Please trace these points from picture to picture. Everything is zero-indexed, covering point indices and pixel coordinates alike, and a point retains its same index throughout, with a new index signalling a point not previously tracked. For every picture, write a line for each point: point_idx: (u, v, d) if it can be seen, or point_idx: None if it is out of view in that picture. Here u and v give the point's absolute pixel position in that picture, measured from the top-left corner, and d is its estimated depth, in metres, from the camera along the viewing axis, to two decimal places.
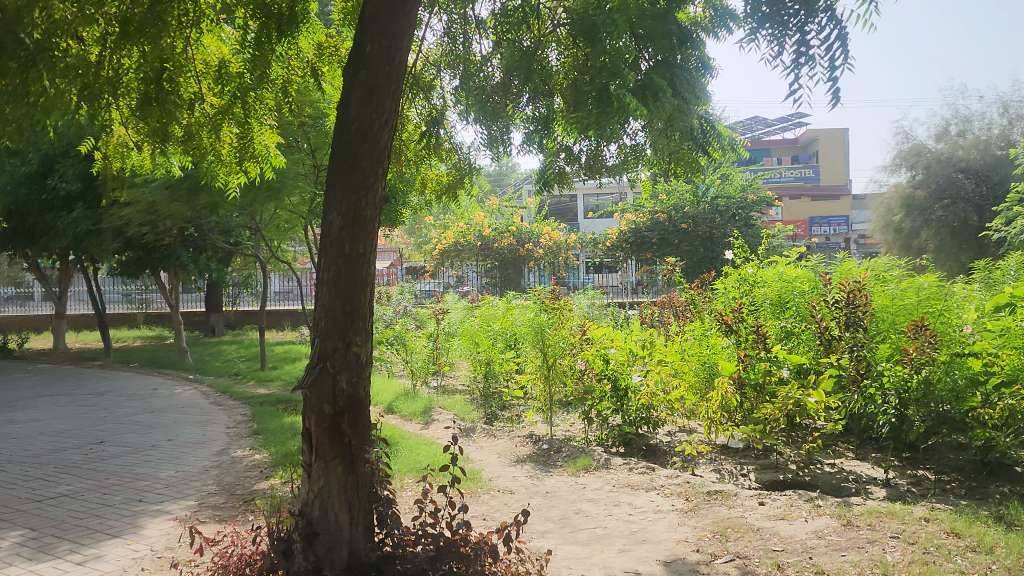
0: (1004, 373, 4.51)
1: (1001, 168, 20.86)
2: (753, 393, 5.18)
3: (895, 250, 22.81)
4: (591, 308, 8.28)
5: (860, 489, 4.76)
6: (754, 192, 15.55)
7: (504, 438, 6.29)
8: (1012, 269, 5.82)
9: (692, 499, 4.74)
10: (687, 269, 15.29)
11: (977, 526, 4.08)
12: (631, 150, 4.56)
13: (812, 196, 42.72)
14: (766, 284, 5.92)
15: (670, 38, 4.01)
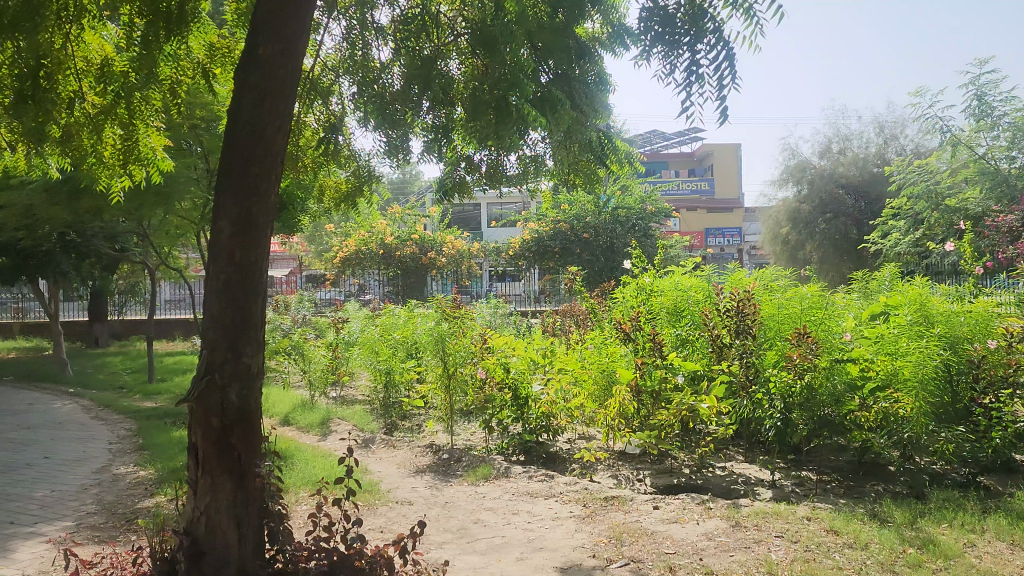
0: (879, 378, 4.88)
1: (877, 185, 22.24)
2: (649, 400, 5.27)
3: (782, 262, 23.84)
4: (493, 316, 8.32)
5: (748, 491, 4.94)
6: (652, 204, 15.90)
7: (403, 449, 6.23)
8: (887, 280, 6.19)
9: (590, 505, 4.81)
10: (588, 278, 15.55)
11: (854, 524, 4.30)
12: (531, 161, 4.57)
13: (708, 208, 44.35)
14: (663, 293, 6.05)
15: (568, 52, 4.17)
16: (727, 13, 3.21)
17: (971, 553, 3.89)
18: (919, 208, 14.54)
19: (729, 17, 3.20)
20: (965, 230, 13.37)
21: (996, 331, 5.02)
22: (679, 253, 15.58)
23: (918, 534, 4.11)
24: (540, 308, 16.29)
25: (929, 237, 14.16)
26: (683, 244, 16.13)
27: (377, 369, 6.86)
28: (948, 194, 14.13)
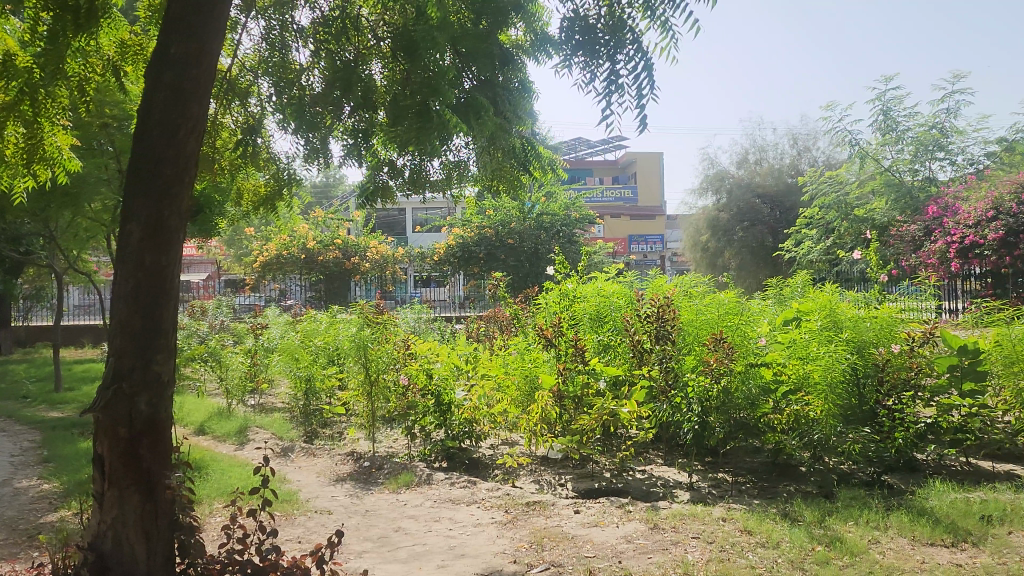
0: (790, 381, 5.10)
1: (791, 196, 23.06)
2: (573, 404, 5.33)
3: (702, 268, 24.27)
4: (417, 322, 8.27)
5: (666, 493, 5.04)
6: (577, 210, 16.15)
7: (324, 456, 6.14)
8: (799, 286, 6.42)
9: (511, 511, 4.82)
10: (512, 284, 15.63)
11: (767, 523, 4.43)
12: (454, 166, 4.56)
13: (631, 215, 45.19)
14: (585, 300, 6.11)
15: (491, 59, 4.14)
16: (646, 25, 3.28)
17: (875, 549, 4.05)
18: (830, 218, 15.18)
19: (647, 30, 3.28)
20: (871, 239, 14.06)
21: (899, 335, 5.26)
22: (602, 259, 15.83)
23: (827, 532, 4.26)
24: (465, 314, 16.32)
25: (840, 246, 14.80)
26: (606, 250, 16.38)
27: (297, 376, 6.73)
28: (857, 205, 14.83)
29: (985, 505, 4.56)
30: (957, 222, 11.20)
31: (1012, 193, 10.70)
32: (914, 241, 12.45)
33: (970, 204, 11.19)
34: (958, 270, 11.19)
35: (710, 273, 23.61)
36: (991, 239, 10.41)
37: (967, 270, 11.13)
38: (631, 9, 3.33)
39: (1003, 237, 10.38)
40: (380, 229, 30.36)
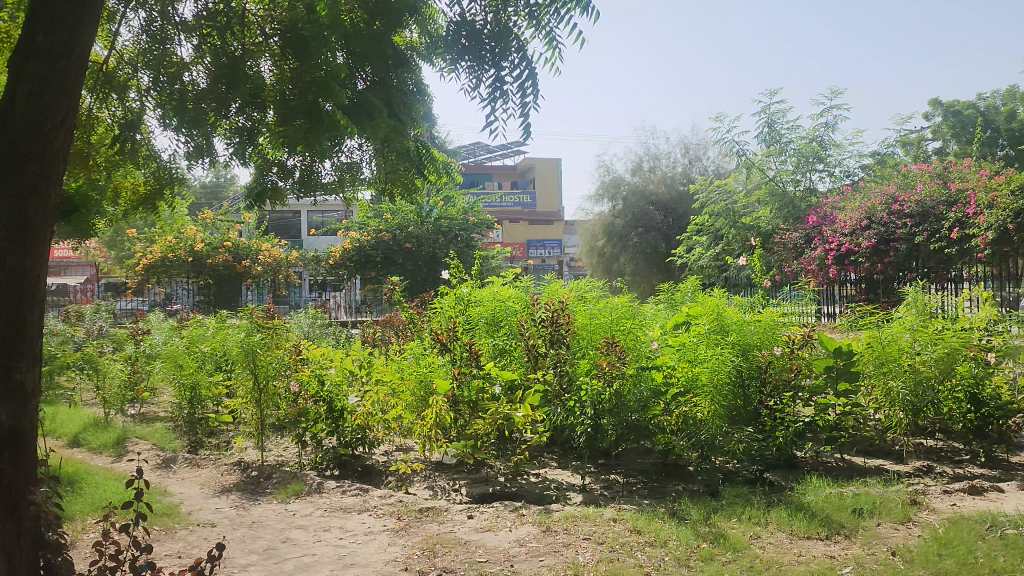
0: (679, 383, 5.21)
1: (683, 203, 23.80)
2: (467, 409, 5.30)
3: (598, 274, 24.84)
4: (310, 327, 8.11)
5: (559, 496, 5.08)
6: (475, 215, 16.19)
7: (209, 467, 5.91)
8: (688, 291, 6.62)
9: (404, 517, 4.76)
10: (409, 289, 15.47)
11: (656, 522, 4.53)
12: (346, 167, 4.24)
13: (532, 221, 45.71)
14: (481, 303, 6.10)
15: (386, 60, 3.78)
16: (531, 34, 3.32)
17: (756, 544, 4.20)
18: (718, 225, 15.69)
19: (533, 38, 3.32)
20: (757, 246, 14.69)
21: (781, 338, 5.49)
22: (498, 262, 15.94)
23: (712, 529, 4.39)
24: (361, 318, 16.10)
25: (728, 252, 15.36)
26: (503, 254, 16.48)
27: (180, 384, 6.45)
28: (743, 213, 15.47)
29: (857, 498, 4.80)
30: (835, 230, 11.91)
31: (884, 204, 11.28)
32: (795, 248, 13.15)
33: (846, 213, 11.84)
34: (835, 276, 11.87)
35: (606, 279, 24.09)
36: (865, 246, 10.99)
37: (844, 277, 11.80)
38: (517, 16, 3.36)
39: (875, 245, 10.94)
40: (274, 232, 29.59)
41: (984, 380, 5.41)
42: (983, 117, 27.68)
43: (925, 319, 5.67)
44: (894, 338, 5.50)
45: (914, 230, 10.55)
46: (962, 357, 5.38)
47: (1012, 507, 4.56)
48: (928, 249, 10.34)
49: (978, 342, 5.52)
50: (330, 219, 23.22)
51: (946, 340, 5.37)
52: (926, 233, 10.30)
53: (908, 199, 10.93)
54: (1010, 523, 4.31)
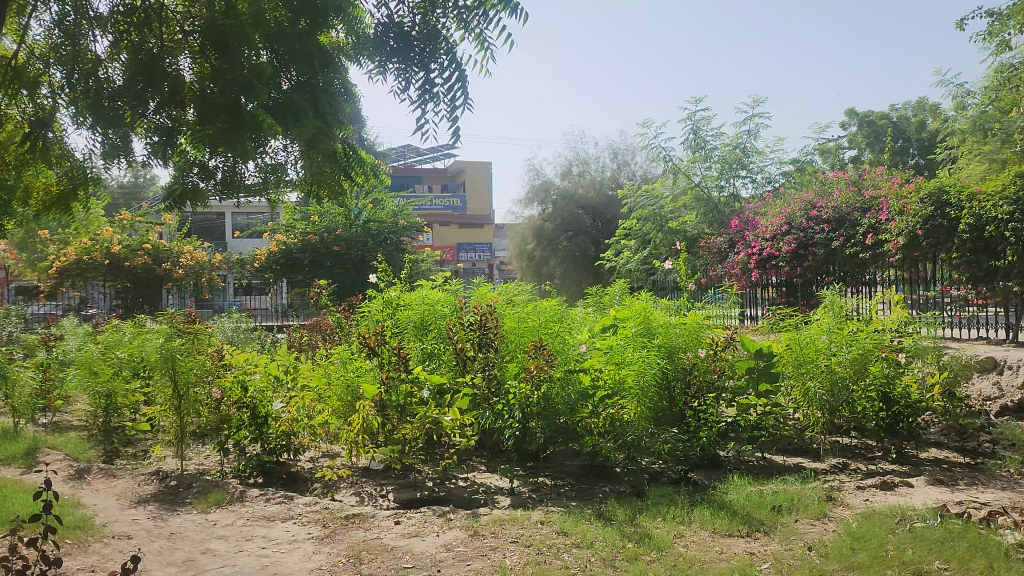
0: (607, 386, 5.27)
1: (611, 207, 24.10)
2: (394, 414, 5.25)
3: (527, 277, 24.95)
4: (234, 332, 7.93)
5: (488, 499, 5.08)
6: (404, 218, 16.06)
7: (125, 477, 5.72)
8: (616, 294, 6.71)
9: (330, 525, 4.69)
10: (338, 292, 15.25)
11: (582, 524, 4.57)
12: (271, 170, 3.83)
13: (463, 224, 45.68)
14: (410, 307, 6.02)
15: (311, 61, 3.60)
16: (460, 35, 3.34)
17: (679, 543, 4.28)
18: (646, 230, 15.93)
19: (461, 39, 3.34)
20: (683, 250, 15.01)
21: (705, 341, 5.66)
22: (429, 266, 15.89)
23: (637, 529, 4.45)
24: (288, 322, 15.84)
25: (655, 256, 15.64)
26: (433, 257, 16.41)
27: (95, 392, 6.21)
28: (670, 217, 15.74)
29: (776, 496, 4.94)
30: (757, 235, 12.29)
31: (803, 210, 11.66)
32: (720, 252, 13.49)
33: (768, 219, 12.20)
34: (759, 279, 12.09)
35: (536, 282, 24.25)
36: (785, 251, 11.36)
37: (766, 280, 12.17)
38: (446, 18, 3.35)
39: (795, 250, 11.34)
40: (197, 234, 28.81)
41: (896, 380, 5.60)
42: (895, 127, 28.87)
43: (840, 321, 5.85)
44: (812, 340, 5.67)
45: (831, 235, 10.89)
46: (875, 357, 5.59)
47: (920, 501, 4.77)
48: (845, 254, 10.64)
49: (890, 343, 5.72)
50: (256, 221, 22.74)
51: (860, 341, 5.56)
52: (842, 238, 10.64)
53: (826, 205, 11.32)
54: (918, 516, 4.50)
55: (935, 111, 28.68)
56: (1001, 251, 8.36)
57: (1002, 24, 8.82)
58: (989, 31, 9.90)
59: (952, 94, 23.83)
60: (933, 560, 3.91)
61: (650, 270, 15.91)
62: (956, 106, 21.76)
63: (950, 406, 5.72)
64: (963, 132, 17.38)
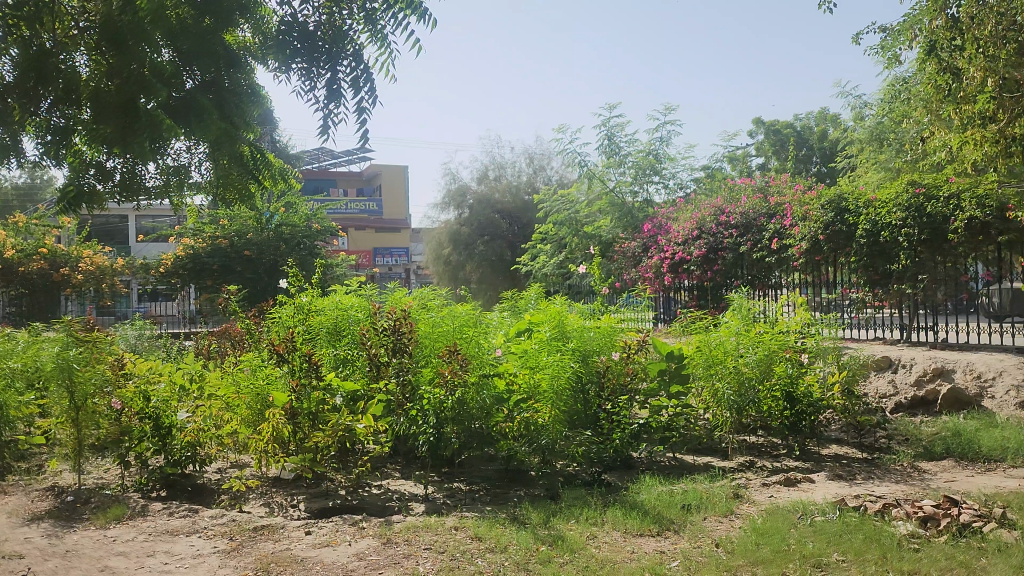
0: (522, 391, 5.33)
1: (527, 212, 24.32)
2: (306, 422, 5.09)
3: (443, 282, 24.89)
4: (138, 340, 7.65)
5: (401, 507, 5.02)
6: (318, 222, 15.78)
7: (17, 494, 5.42)
8: (532, 299, 6.75)
9: (237, 538, 4.54)
10: (249, 297, 14.68)
11: (497, 528, 4.57)
12: (173, 172, 3.69)
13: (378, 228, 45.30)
14: (322, 312, 5.92)
15: (216, 59, 3.42)
16: (366, 38, 3.34)
17: (592, 544, 4.33)
18: (562, 234, 16.11)
19: (368, 43, 3.34)
20: (597, 255, 15.26)
21: (618, 344, 5.75)
22: (344, 270, 15.66)
23: (550, 532, 4.48)
24: (197, 329, 15.32)
25: (571, 260, 15.84)
26: (349, 262, 16.17)
27: None
28: (585, 222, 15.95)
29: (686, 495, 5.06)
30: (669, 240, 12.59)
31: (712, 216, 11.98)
32: (634, 256, 13.73)
33: (679, 225, 12.50)
34: (670, 283, 12.51)
35: (452, 286, 24.19)
36: (696, 255, 11.67)
37: (678, 284, 12.47)
38: (351, 19, 3.32)
39: (705, 254, 11.65)
40: (98, 237, 27.70)
41: (799, 380, 5.81)
42: (798, 136, 30.06)
43: (747, 323, 6.03)
44: (721, 342, 5.84)
45: (739, 240, 11.20)
46: (780, 358, 5.80)
47: (820, 496, 4.95)
48: (752, 258, 10.95)
49: (793, 344, 5.95)
50: (163, 226, 21.99)
51: (765, 342, 5.79)
52: (749, 242, 10.94)
53: (734, 211, 11.65)
54: (818, 511, 4.66)
55: (835, 122, 30.00)
56: (894, 255, 8.77)
57: (892, 39, 9.29)
58: (880, 45, 10.35)
59: (850, 106, 24.97)
60: (832, 552, 4.06)
61: (565, 274, 16.11)
62: (853, 116, 22.81)
63: (848, 405, 5.90)
64: (860, 142, 18.24)
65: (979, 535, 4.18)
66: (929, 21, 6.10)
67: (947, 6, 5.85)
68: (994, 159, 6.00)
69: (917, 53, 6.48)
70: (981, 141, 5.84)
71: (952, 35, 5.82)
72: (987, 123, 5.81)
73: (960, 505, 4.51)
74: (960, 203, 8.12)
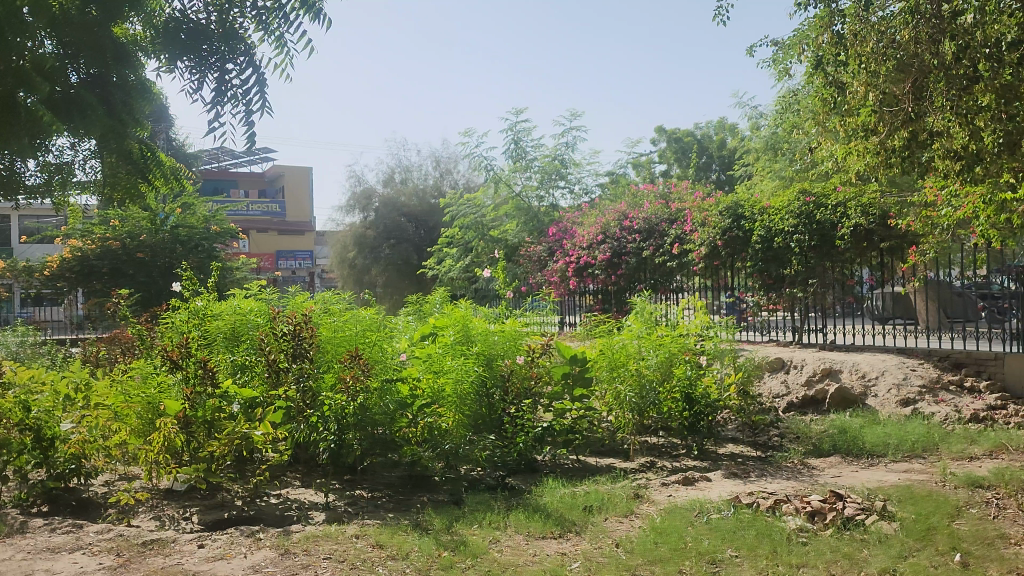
0: (425, 395, 5.32)
1: (434, 215, 24.22)
2: (201, 430, 4.91)
3: (348, 285, 24.50)
4: (19, 347, 7.24)
5: (301, 516, 4.91)
6: (218, 224, 15.23)
7: None
8: (437, 303, 6.73)
9: (124, 553, 4.33)
10: (141, 302, 14.08)
11: (398, 536, 4.51)
12: (56, 169, 3.38)
13: (279, 230, 44.45)
14: (219, 317, 5.71)
15: (104, 53, 3.04)
16: (259, 38, 3.23)
17: (494, 548, 4.33)
18: (468, 238, 16.09)
19: (261, 42, 3.23)
20: (503, 259, 15.33)
21: (523, 347, 5.79)
22: (243, 274, 15.22)
23: (453, 537, 4.46)
24: (83, 334, 15.02)
25: (477, 264, 15.86)
26: (248, 264, 15.70)
27: None
28: (491, 225, 15.97)
29: (587, 496, 5.12)
30: (574, 244, 12.74)
31: (616, 221, 12.18)
32: (539, 261, 13.87)
33: (584, 229, 12.66)
34: (575, 287, 12.68)
35: (357, 290, 23.83)
36: (600, 260, 11.79)
37: (582, 288, 12.64)
38: (243, 18, 3.23)
39: (609, 259, 11.79)
40: None
41: (697, 382, 5.97)
42: (699, 144, 30.98)
43: (649, 326, 6.18)
44: (624, 345, 5.95)
45: (642, 245, 11.45)
46: (680, 360, 5.98)
47: (716, 494, 5.10)
48: (654, 263, 11.24)
49: (692, 346, 6.13)
50: (47, 227, 20.91)
51: (666, 345, 5.95)
52: (651, 248, 11.21)
53: (636, 216, 11.87)
54: (714, 509, 4.80)
55: (733, 131, 31.08)
56: (787, 261, 9.14)
57: (784, 53, 9.68)
58: (773, 60, 10.80)
59: (746, 115, 25.87)
60: (726, 549, 4.18)
61: (471, 278, 16.15)
62: (750, 126, 23.64)
63: (742, 404, 6.14)
64: (756, 151, 18.95)
65: (862, 527, 4.38)
66: (817, 37, 6.36)
67: (832, 22, 6.12)
68: (875, 169, 6.32)
69: (806, 67, 6.69)
70: (865, 151, 6.17)
71: (836, 51, 6.12)
72: (869, 136, 6.08)
73: (845, 499, 4.72)
74: (846, 212, 8.61)
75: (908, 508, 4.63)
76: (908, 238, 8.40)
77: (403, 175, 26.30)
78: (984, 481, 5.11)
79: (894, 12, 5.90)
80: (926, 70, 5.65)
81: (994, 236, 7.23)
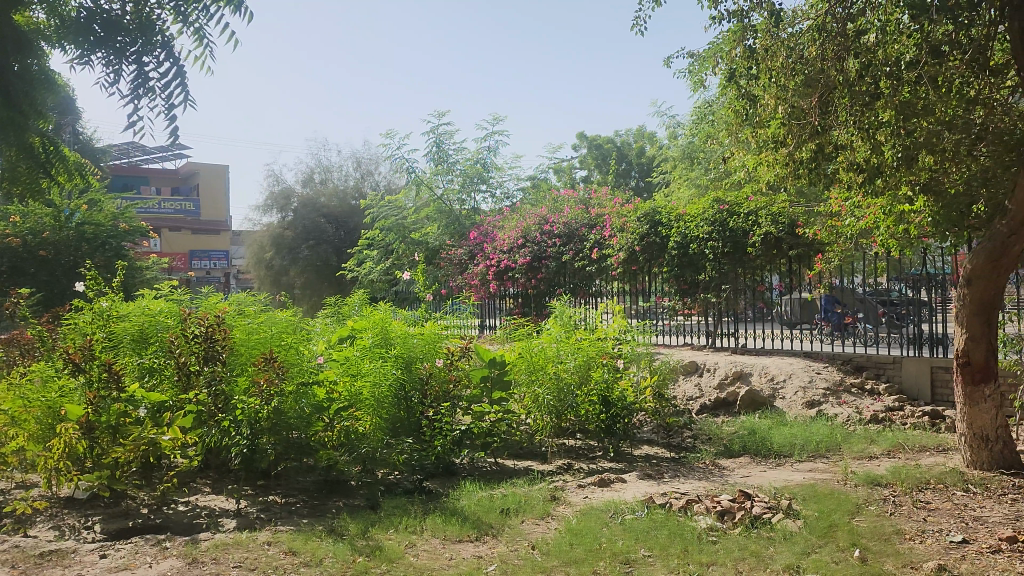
0: (342, 399, 5.23)
1: (354, 216, 23.90)
2: (105, 436, 4.76)
3: (264, 286, 23.98)
4: None
5: (210, 523, 4.77)
6: (126, 222, 14.80)
7: None
8: (356, 305, 6.70)
9: (19, 565, 4.11)
10: (42, 302, 13.47)
11: (312, 542, 4.44)
12: None
13: (193, 229, 43.29)
14: (125, 318, 5.45)
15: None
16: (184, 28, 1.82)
17: (410, 552, 4.30)
18: (389, 240, 15.99)
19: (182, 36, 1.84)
20: (423, 261, 15.30)
21: (441, 351, 5.81)
22: (153, 274, 14.75)
23: (368, 542, 4.41)
24: None
25: (397, 266, 15.75)
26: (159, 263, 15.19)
27: None
28: (412, 228, 15.87)
29: (505, 499, 5.14)
30: (495, 247, 12.78)
31: (536, 224, 12.25)
32: (460, 264, 13.91)
33: (505, 233, 12.71)
34: (495, 289, 12.75)
35: (274, 291, 23.39)
36: (521, 263, 11.91)
37: (503, 291, 12.71)
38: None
39: (529, 262, 11.92)
40: None
41: (614, 385, 6.07)
42: (619, 151, 31.53)
43: (568, 330, 6.32)
44: (543, 348, 6.11)
45: (562, 249, 11.58)
46: (597, 363, 6.10)
47: (630, 495, 5.20)
48: (574, 267, 11.39)
49: (610, 350, 6.27)
50: None
51: (584, 348, 6.07)
52: (571, 252, 11.35)
53: (557, 220, 11.96)
54: (628, 510, 4.88)
55: (652, 139, 31.74)
56: (701, 266, 9.58)
57: (699, 65, 9.96)
58: (688, 71, 11.10)
59: (665, 125, 26.46)
60: (638, 549, 4.26)
61: (391, 281, 16.06)
62: (668, 136, 24.20)
63: (658, 406, 6.29)
64: (673, 159, 19.41)
65: (769, 525, 4.54)
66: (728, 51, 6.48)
67: (745, 37, 6.28)
68: (784, 179, 6.57)
69: (720, 78, 6.87)
70: (774, 163, 6.37)
71: (749, 64, 6.29)
72: (778, 147, 6.25)
73: (753, 498, 4.88)
74: (757, 220, 9.01)
75: (811, 506, 4.81)
76: (815, 247, 8.74)
77: (323, 176, 25.89)
78: (882, 479, 5.35)
79: (802, 29, 6.17)
80: (830, 86, 5.84)
81: (893, 245, 7.58)
